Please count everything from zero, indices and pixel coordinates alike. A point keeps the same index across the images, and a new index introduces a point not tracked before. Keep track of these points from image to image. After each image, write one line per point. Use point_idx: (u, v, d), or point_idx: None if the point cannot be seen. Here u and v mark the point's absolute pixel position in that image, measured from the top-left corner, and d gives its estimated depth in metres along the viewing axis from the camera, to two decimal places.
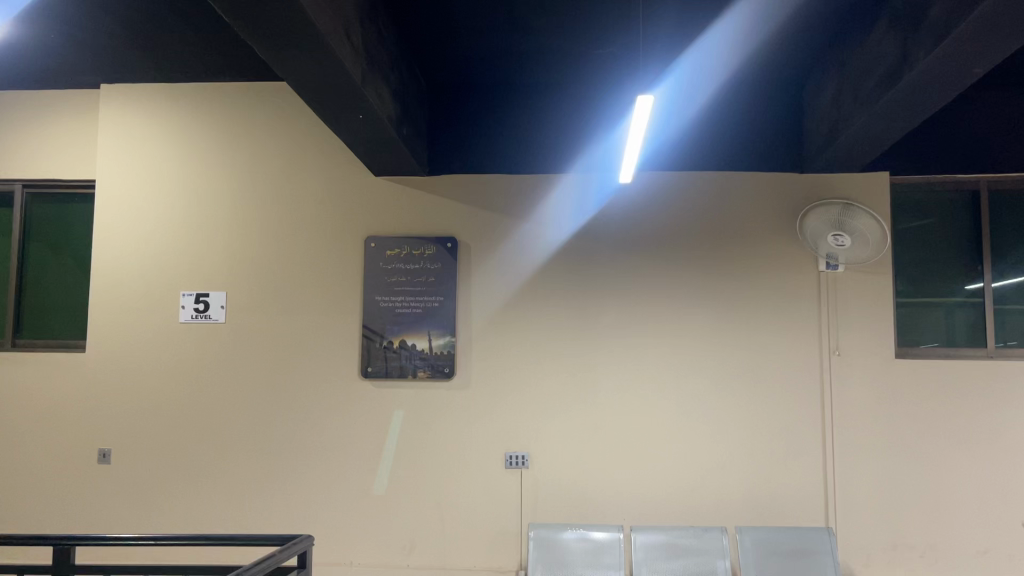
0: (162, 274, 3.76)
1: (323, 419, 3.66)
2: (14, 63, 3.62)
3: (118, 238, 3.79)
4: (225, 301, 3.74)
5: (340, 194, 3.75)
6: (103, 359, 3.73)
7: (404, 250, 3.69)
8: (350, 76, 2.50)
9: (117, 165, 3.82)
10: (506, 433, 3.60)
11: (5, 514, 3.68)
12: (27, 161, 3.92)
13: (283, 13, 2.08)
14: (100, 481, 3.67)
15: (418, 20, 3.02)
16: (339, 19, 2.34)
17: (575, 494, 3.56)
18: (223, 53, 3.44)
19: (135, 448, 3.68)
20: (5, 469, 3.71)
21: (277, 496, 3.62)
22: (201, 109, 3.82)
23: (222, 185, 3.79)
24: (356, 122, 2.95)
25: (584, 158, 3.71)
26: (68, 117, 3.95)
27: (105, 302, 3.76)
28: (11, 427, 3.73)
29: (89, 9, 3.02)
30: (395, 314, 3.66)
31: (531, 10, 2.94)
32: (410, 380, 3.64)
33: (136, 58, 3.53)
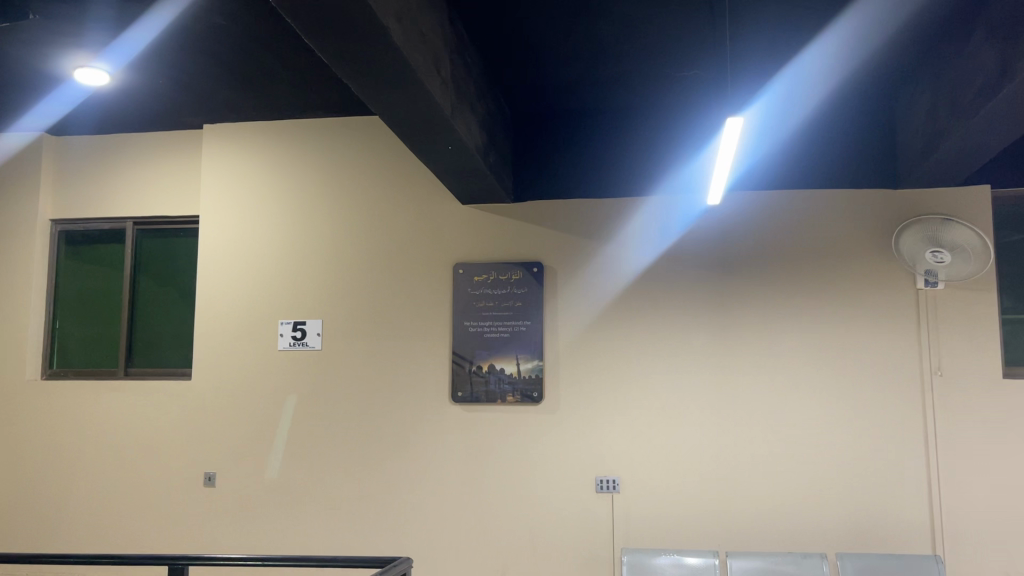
0: (262, 304, 3.92)
1: (416, 443, 3.73)
2: (125, 108, 3.85)
3: (220, 270, 3.97)
4: (320, 329, 3.86)
5: (429, 223, 3.84)
6: (208, 386, 3.90)
7: (491, 276, 3.75)
8: (439, 108, 2.58)
9: (219, 200, 4.02)
10: (596, 457, 3.60)
11: (120, 534, 3.88)
12: (138, 200, 4.17)
13: (377, 50, 2.17)
14: (205, 503, 3.83)
15: (505, 52, 3.09)
16: (429, 53, 2.42)
17: (668, 519, 3.52)
18: (317, 91, 3.59)
19: (238, 472, 3.83)
20: (119, 492, 3.91)
21: (374, 520, 3.71)
22: (296, 145, 3.99)
23: (317, 217, 3.94)
24: (445, 152, 3.03)
25: (670, 180, 3.70)
26: (171, 157, 4.18)
27: (209, 332, 3.94)
28: (124, 451, 3.93)
29: (195, 55, 3.20)
30: (484, 339, 3.72)
31: (616, 37, 2.97)
32: (500, 404, 3.68)
33: (236, 99, 3.71)
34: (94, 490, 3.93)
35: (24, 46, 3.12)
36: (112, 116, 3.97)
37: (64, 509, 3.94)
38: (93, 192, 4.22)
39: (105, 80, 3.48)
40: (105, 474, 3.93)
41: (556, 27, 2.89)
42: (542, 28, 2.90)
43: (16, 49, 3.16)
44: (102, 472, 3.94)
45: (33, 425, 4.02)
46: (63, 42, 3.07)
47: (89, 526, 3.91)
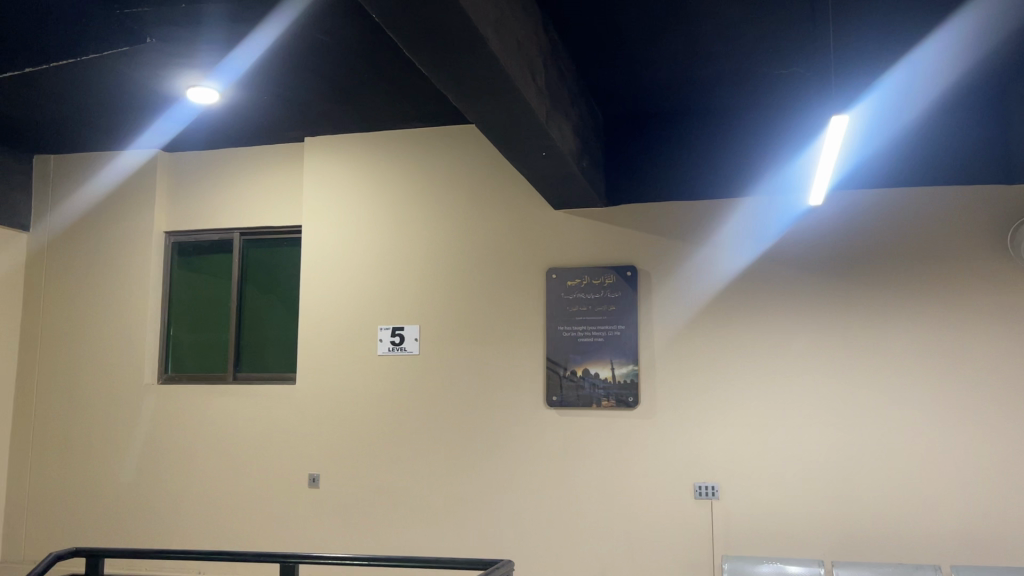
0: (361, 310, 4.03)
1: (513, 447, 3.76)
2: (233, 124, 4.03)
3: (321, 278, 4.11)
4: (418, 334, 3.95)
5: (523, 229, 3.88)
6: (312, 390, 4.03)
7: (585, 280, 3.76)
8: (535, 115, 2.60)
9: (319, 210, 4.15)
10: (695, 463, 3.55)
11: (231, 532, 4.05)
12: (244, 212, 4.36)
13: (475, 60, 2.20)
14: (310, 504, 3.96)
15: (598, 56, 3.10)
16: (525, 61, 2.45)
17: (769, 527, 3.44)
18: (414, 101, 3.67)
19: (341, 473, 3.94)
20: (230, 492, 4.08)
21: (471, 522, 3.76)
22: (392, 155, 4.09)
23: (414, 225, 4.02)
24: (540, 158, 3.06)
25: (767, 180, 3.63)
26: (274, 170, 4.34)
27: (312, 338, 4.07)
28: (233, 453, 4.10)
29: (298, 71, 3.32)
30: (578, 344, 3.73)
31: (712, 38, 2.93)
32: (595, 408, 3.68)
33: (337, 112, 3.83)
34: (206, 490, 4.12)
35: (140, 67, 3.30)
36: (220, 132, 4.15)
37: (179, 507, 4.14)
38: (203, 205, 4.43)
39: (215, 98, 3.64)
40: (216, 474, 4.11)
41: (649, 31, 2.88)
42: (637, 32, 2.89)
43: (134, 72, 3.34)
44: (214, 472, 4.12)
45: (150, 426, 4.24)
46: (176, 62, 3.23)
47: (202, 524, 4.09)
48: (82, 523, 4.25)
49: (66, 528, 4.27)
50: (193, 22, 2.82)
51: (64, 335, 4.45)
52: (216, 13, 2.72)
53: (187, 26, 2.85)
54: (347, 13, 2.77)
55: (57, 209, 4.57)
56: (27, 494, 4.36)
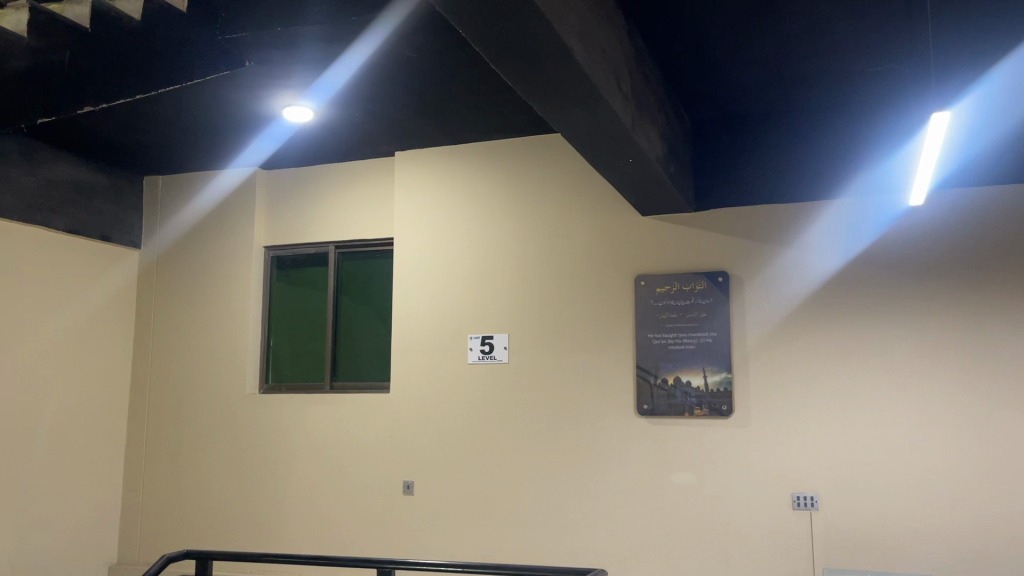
0: (452, 320, 4.10)
1: (604, 455, 3.75)
2: (326, 141, 4.16)
3: (412, 289, 4.19)
4: (507, 343, 3.98)
5: (611, 236, 3.86)
6: (405, 399, 4.11)
7: (675, 287, 3.72)
8: (621, 122, 2.60)
9: (409, 222, 4.24)
10: (793, 472, 3.46)
11: (330, 537, 4.17)
12: (337, 227, 4.50)
13: (560, 70, 2.22)
14: (405, 510, 4.04)
15: (684, 60, 3.07)
16: (610, 69, 2.45)
17: (872, 540, 3.32)
18: (499, 113, 3.71)
19: (434, 481, 4.01)
20: (328, 498, 4.20)
21: (563, 530, 3.76)
22: (479, 165, 4.14)
23: (502, 235, 4.06)
24: (626, 165, 3.05)
25: (863, 181, 3.51)
26: (365, 185, 4.46)
27: (405, 347, 4.16)
28: (331, 459, 4.22)
29: (388, 87, 3.40)
30: (669, 352, 3.69)
31: (802, 37, 2.86)
32: (687, 417, 3.63)
33: (425, 125, 3.90)
34: (305, 495, 4.25)
35: (240, 89, 3.43)
36: (315, 148, 4.30)
37: (281, 511, 4.28)
38: (300, 220, 4.59)
39: (309, 116, 3.77)
40: (315, 480, 4.24)
41: (736, 32, 2.83)
42: (723, 34, 2.85)
43: (234, 94, 3.50)
44: (313, 478, 4.25)
45: (252, 434, 4.41)
46: (273, 83, 3.35)
47: (302, 528, 4.23)
48: (190, 526, 4.46)
49: (175, 530, 4.48)
50: (290, 45, 2.92)
51: (172, 347, 4.67)
52: (311, 35, 2.81)
53: (284, 48, 2.96)
54: (434, 28, 2.82)
55: (165, 226, 4.81)
56: (139, 498, 4.60)
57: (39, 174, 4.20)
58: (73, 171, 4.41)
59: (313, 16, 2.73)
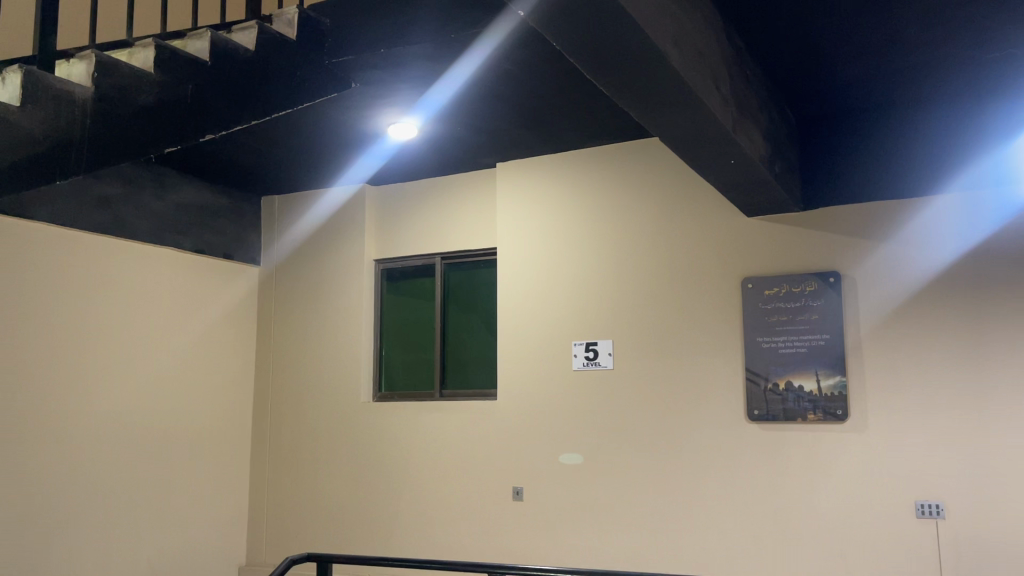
0: (556, 327, 4.13)
1: (713, 461, 3.69)
2: (431, 155, 4.28)
3: (517, 298, 4.25)
4: (611, 348, 3.98)
5: (714, 239, 3.82)
6: (512, 406, 4.17)
7: (784, 289, 3.63)
8: (721, 125, 2.57)
9: (511, 232, 4.31)
10: (915, 479, 3.31)
11: (443, 541, 4.27)
12: (442, 239, 4.61)
13: (654, 75, 2.22)
14: (515, 516, 4.10)
15: (785, 58, 3.01)
16: (707, 71, 2.43)
17: (1005, 551, 3.14)
18: (597, 120, 3.72)
19: (542, 487, 4.05)
20: (441, 503, 4.30)
21: (675, 538, 3.73)
22: (578, 173, 4.17)
23: (604, 241, 4.07)
24: (727, 167, 3.01)
25: (984, 172, 3.33)
26: (467, 197, 4.57)
27: (511, 354, 4.22)
28: (443, 465, 4.32)
29: (488, 100, 3.47)
30: (780, 355, 3.60)
31: (912, 27, 2.75)
32: (800, 422, 3.53)
33: (525, 135, 3.96)
34: (418, 500, 4.37)
35: (347, 109, 3.58)
36: (419, 163, 4.42)
37: (396, 516, 4.41)
38: (407, 233, 4.73)
39: (413, 132, 3.89)
40: (428, 486, 4.35)
41: (841, 26, 2.75)
42: (827, 29, 2.77)
43: (342, 114, 3.64)
44: (425, 483, 4.36)
45: (366, 441, 4.56)
46: (378, 101, 3.48)
47: (416, 534, 4.35)
48: (311, 532, 4.65)
49: (298, 535, 4.68)
50: (393, 65, 3.02)
51: (291, 359, 4.89)
52: (413, 54, 2.91)
53: (387, 68, 3.07)
54: (531, 41, 2.87)
55: (281, 243, 5.05)
56: (264, 503, 4.83)
57: (167, 199, 4.50)
58: (197, 195, 4.70)
59: (417, 37, 2.82)
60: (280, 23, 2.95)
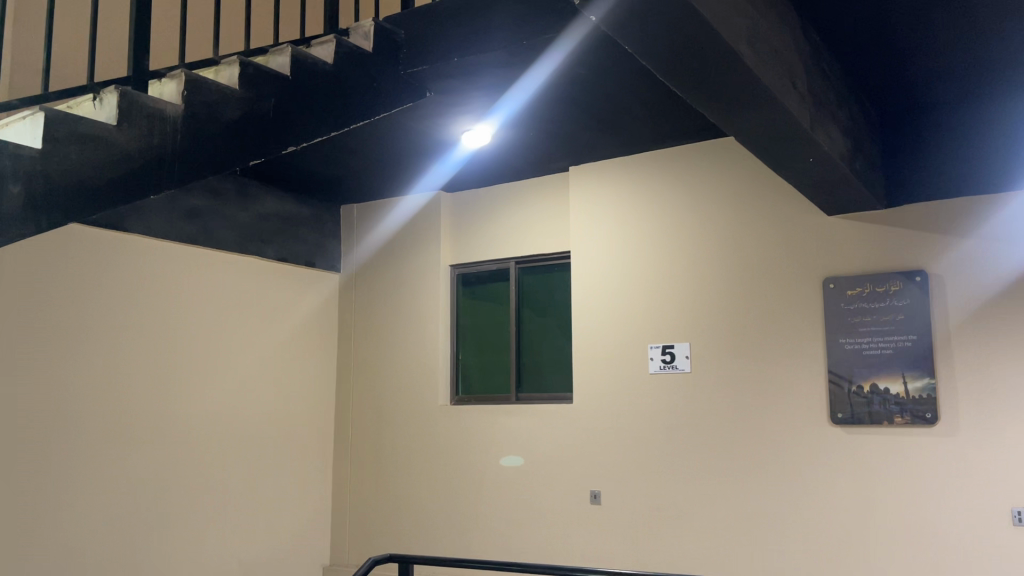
0: (632, 329, 4.11)
1: (795, 466, 3.62)
2: (505, 161, 4.32)
3: (591, 301, 4.25)
4: (689, 351, 3.94)
5: (794, 237, 3.74)
6: (588, 410, 4.17)
7: (868, 288, 3.53)
8: (799, 122, 2.52)
9: (585, 235, 4.31)
10: (1011, 486, 3.18)
11: (522, 543, 4.29)
12: (515, 244, 4.64)
13: (729, 75, 2.20)
14: (593, 520, 4.09)
15: (864, 52, 2.93)
16: (783, 69, 2.39)
17: None
18: (671, 121, 3.69)
19: (621, 491, 4.04)
20: (519, 506, 4.33)
21: (757, 543, 3.67)
22: (651, 174, 4.15)
23: (679, 242, 4.03)
24: (806, 165, 2.95)
25: None
26: (540, 201, 4.59)
27: (586, 357, 4.22)
28: (520, 469, 4.35)
29: (561, 105, 3.49)
30: (864, 357, 3.51)
31: (1001, 18, 2.65)
32: (887, 426, 3.43)
33: (598, 139, 3.96)
34: (496, 502, 4.41)
35: (421, 118, 3.65)
36: (493, 169, 4.47)
37: (474, 518, 4.46)
38: (481, 238, 4.78)
39: (486, 139, 3.94)
40: (505, 489, 4.39)
41: (924, 19, 2.67)
42: (908, 22, 2.70)
43: (417, 123, 3.72)
44: (503, 486, 4.40)
45: (445, 445, 4.63)
46: (452, 109, 3.53)
47: (494, 537, 4.38)
48: (392, 533, 4.74)
49: (379, 536, 4.78)
50: (466, 73, 3.08)
51: (371, 363, 5.00)
52: (487, 62, 2.95)
53: (461, 77, 3.12)
54: (603, 44, 2.88)
55: (360, 250, 5.18)
56: (347, 504, 4.95)
57: (251, 209, 4.66)
58: (279, 205, 4.85)
59: (489, 45, 2.85)
60: (356, 36, 3.06)
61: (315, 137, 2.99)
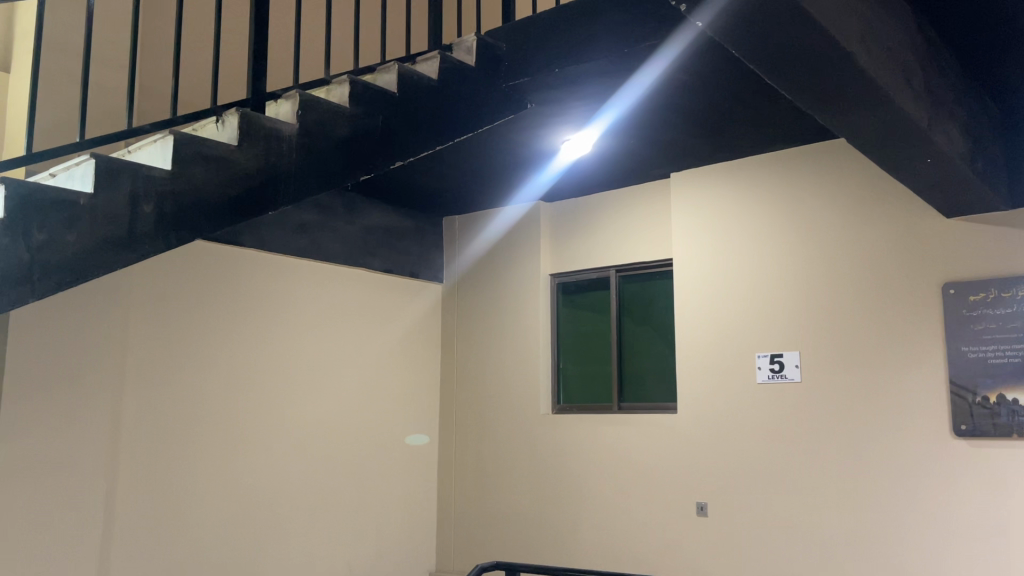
0: (738, 338, 4.03)
1: (915, 480, 3.46)
2: (606, 169, 4.32)
3: (694, 310, 4.19)
4: (798, 360, 3.83)
5: (909, 242, 3.59)
6: (693, 419, 4.11)
7: (992, 294, 3.36)
8: (916, 122, 2.42)
9: (687, 242, 4.25)
10: None
11: (626, 554, 4.25)
12: (615, 253, 4.62)
13: (841, 75, 2.13)
14: (700, 533, 4.02)
15: (985, 47, 2.80)
16: (899, 67, 2.31)
17: None
18: (777, 124, 3.61)
19: (728, 502, 3.95)
20: (623, 516, 4.30)
21: (876, 561, 3.51)
22: (756, 179, 4.07)
23: (786, 248, 3.93)
24: (923, 166, 2.83)
25: None
26: (641, 209, 4.55)
27: (691, 366, 4.17)
28: (624, 478, 4.32)
29: (663, 112, 3.46)
30: (989, 366, 3.33)
31: None
32: (1016, 439, 3.24)
33: (701, 144, 3.90)
34: (600, 512, 4.39)
35: (522, 129, 3.69)
36: (593, 178, 4.48)
37: (578, 528, 4.45)
38: (581, 247, 4.78)
39: (587, 148, 3.95)
40: (610, 500, 4.36)
41: None
42: None
43: (518, 134, 3.76)
44: (608, 496, 4.37)
45: (547, 454, 4.64)
46: (552, 120, 3.56)
47: (598, 547, 4.36)
48: (496, 541, 4.78)
49: (484, 544, 4.83)
50: (567, 83, 3.10)
51: (475, 372, 5.07)
52: (588, 71, 2.96)
53: (563, 87, 3.14)
54: (708, 50, 2.85)
55: (462, 260, 5.27)
56: (452, 511, 5.02)
57: (358, 222, 4.82)
58: (385, 218, 4.99)
59: (591, 55, 2.86)
60: (459, 51, 3.14)
61: (423, 152, 3.01)
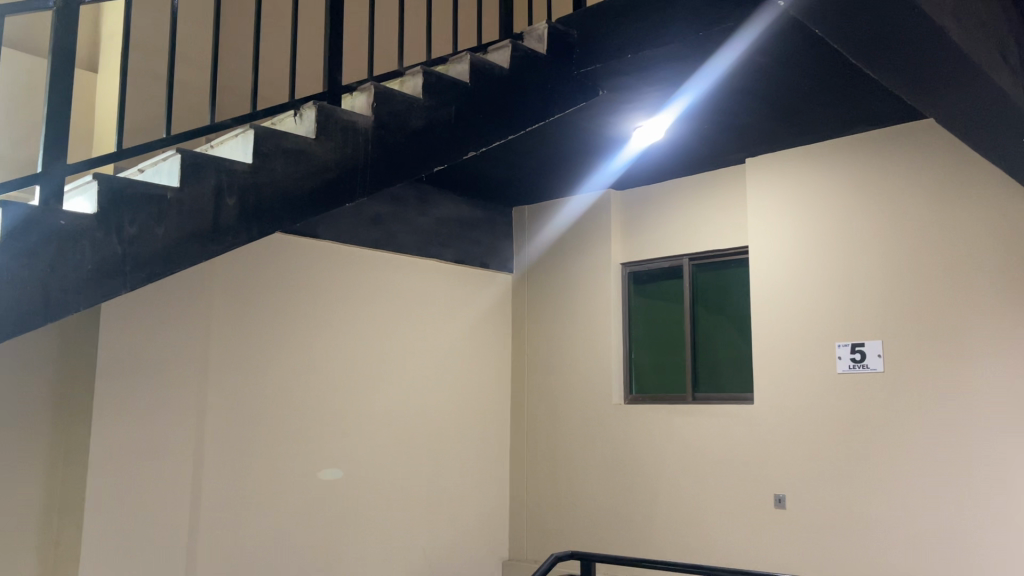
0: (817, 326, 3.93)
1: (1007, 474, 3.32)
2: (679, 156, 4.25)
3: (771, 298, 4.10)
4: (881, 350, 3.71)
5: (1000, 226, 3.44)
6: (771, 410, 4.03)
7: None
8: (1010, 99, 2.31)
9: (763, 230, 4.16)
10: None
11: (701, 546, 4.20)
12: (688, 241, 4.55)
13: (931, 52, 2.04)
14: (778, 526, 3.94)
15: None
16: (993, 41, 2.20)
17: None
18: (859, 106, 3.50)
19: (807, 495, 3.86)
20: (698, 508, 4.25)
21: (964, 557, 3.38)
22: (835, 164, 3.95)
23: (868, 234, 3.82)
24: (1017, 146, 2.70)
25: None
26: (714, 197, 4.47)
27: (767, 356, 4.08)
28: (699, 470, 4.26)
29: (739, 96, 3.39)
30: None
31: None
32: None
33: (777, 129, 3.81)
34: (674, 503, 4.34)
35: (594, 117, 3.66)
36: (666, 164, 4.42)
37: (652, 518, 4.42)
38: (652, 236, 4.72)
39: (660, 134, 3.90)
40: (683, 490, 4.31)
41: None
42: None
43: (589, 122, 3.73)
44: (682, 487, 4.32)
45: (620, 444, 4.62)
46: (625, 107, 3.52)
47: (672, 538, 4.32)
48: (568, 530, 4.78)
49: (556, 533, 4.83)
50: (640, 69, 3.06)
51: (546, 362, 5.07)
52: (662, 56, 2.91)
53: (635, 73, 3.10)
54: (787, 32, 2.78)
55: (532, 249, 5.26)
56: (524, 500, 5.04)
57: (430, 214, 4.86)
58: (456, 209, 5.02)
59: (664, 40, 2.82)
60: (530, 40, 3.13)
61: (495, 141, 3.01)
